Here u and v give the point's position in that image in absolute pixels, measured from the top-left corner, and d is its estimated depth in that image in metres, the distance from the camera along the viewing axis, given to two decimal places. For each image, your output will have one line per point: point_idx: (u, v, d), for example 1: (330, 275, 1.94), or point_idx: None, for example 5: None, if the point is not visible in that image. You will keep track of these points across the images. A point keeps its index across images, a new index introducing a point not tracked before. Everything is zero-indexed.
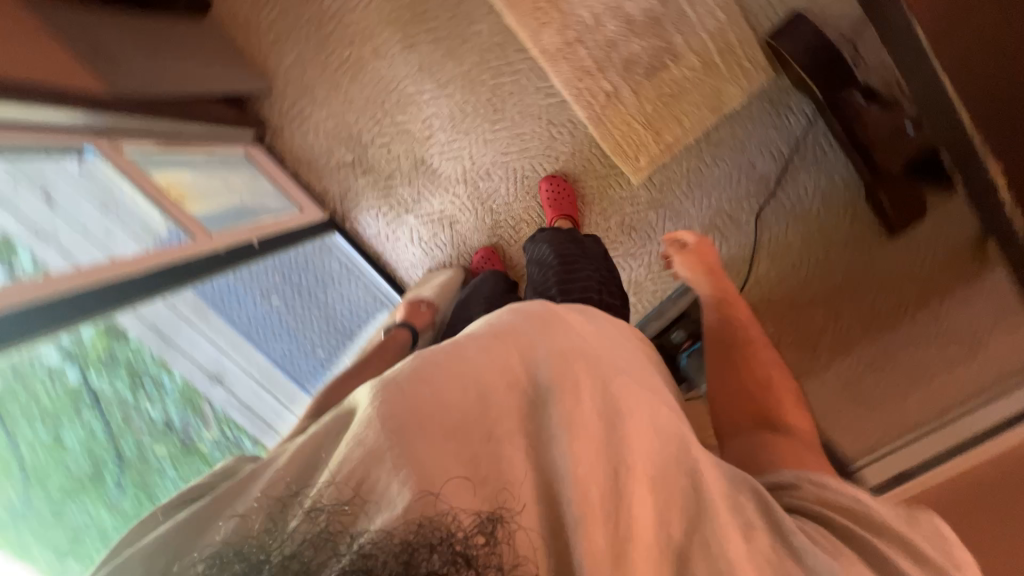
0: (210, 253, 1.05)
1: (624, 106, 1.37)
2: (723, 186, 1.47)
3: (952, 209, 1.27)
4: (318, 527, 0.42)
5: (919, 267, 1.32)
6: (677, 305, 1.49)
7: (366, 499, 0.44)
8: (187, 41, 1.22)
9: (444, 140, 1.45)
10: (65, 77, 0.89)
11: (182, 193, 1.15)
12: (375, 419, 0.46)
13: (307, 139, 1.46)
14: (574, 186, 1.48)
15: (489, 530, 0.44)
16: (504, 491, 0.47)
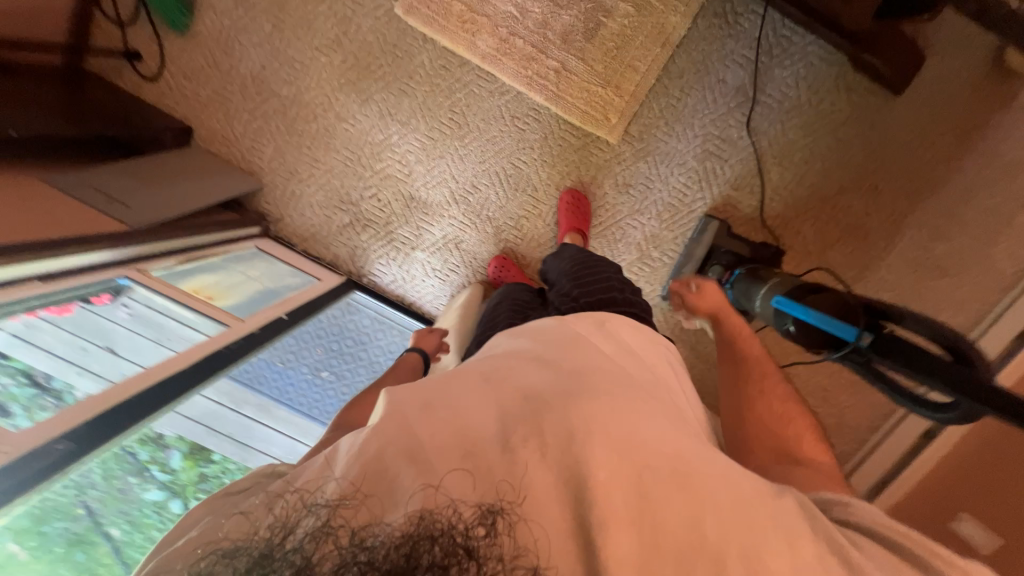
0: (244, 337, 1.11)
1: (577, 74, 1.39)
2: (702, 113, 1.43)
3: (940, 49, 1.33)
4: (321, 521, 0.49)
5: (930, 116, 1.37)
6: (703, 243, 1.46)
7: (367, 495, 0.51)
8: (179, 168, 1.37)
9: (425, 171, 1.51)
10: (80, 226, 1.02)
11: (210, 294, 1.23)
12: (405, 450, 0.54)
13: (305, 216, 1.56)
14: (559, 167, 1.49)
15: (489, 522, 0.49)
16: (503, 485, 0.52)
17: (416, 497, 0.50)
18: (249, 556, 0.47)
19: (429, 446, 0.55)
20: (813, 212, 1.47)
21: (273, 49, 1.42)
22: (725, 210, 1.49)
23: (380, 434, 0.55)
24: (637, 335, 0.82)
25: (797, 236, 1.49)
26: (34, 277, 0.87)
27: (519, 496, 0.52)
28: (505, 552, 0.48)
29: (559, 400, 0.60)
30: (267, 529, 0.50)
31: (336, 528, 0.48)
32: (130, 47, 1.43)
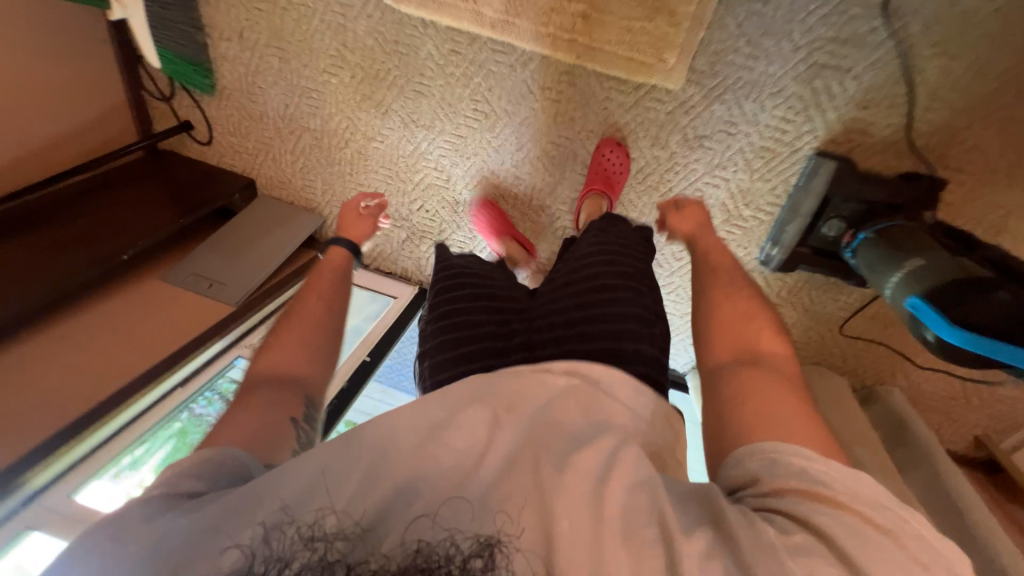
0: (337, 391, 1.24)
1: (610, 13, 1.10)
2: (803, 12, 1.01)
3: None
4: (316, 556, 0.50)
5: None
6: (820, 186, 1.11)
7: (365, 527, 0.53)
8: (252, 228, 1.50)
9: (462, 172, 1.40)
10: (187, 329, 1.21)
11: None
12: (399, 485, 0.56)
13: (368, 238, 1.61)
14: (610, 135, 1.22)
15: (486, 554, 0.51)
16: (502, 516, 0.54)
17: (413, 526, 0.53)
18: None
19: (435, 484, 0.56)
20: (1000, 114, 1.00)
21: (289, 84, 1.38)
22: (849, 139, 1.09)
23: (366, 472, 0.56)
24: (652, 405, 0.68)
25: (970, 152, 1.04)
26: (176, 386, 1.08)
27: (519, 528, 0.53)
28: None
29: (557, 453, 0.59)
30: (260, 561, 0.49)
31: (333, 563, 0.50)
32: (182, 119, 1.52)
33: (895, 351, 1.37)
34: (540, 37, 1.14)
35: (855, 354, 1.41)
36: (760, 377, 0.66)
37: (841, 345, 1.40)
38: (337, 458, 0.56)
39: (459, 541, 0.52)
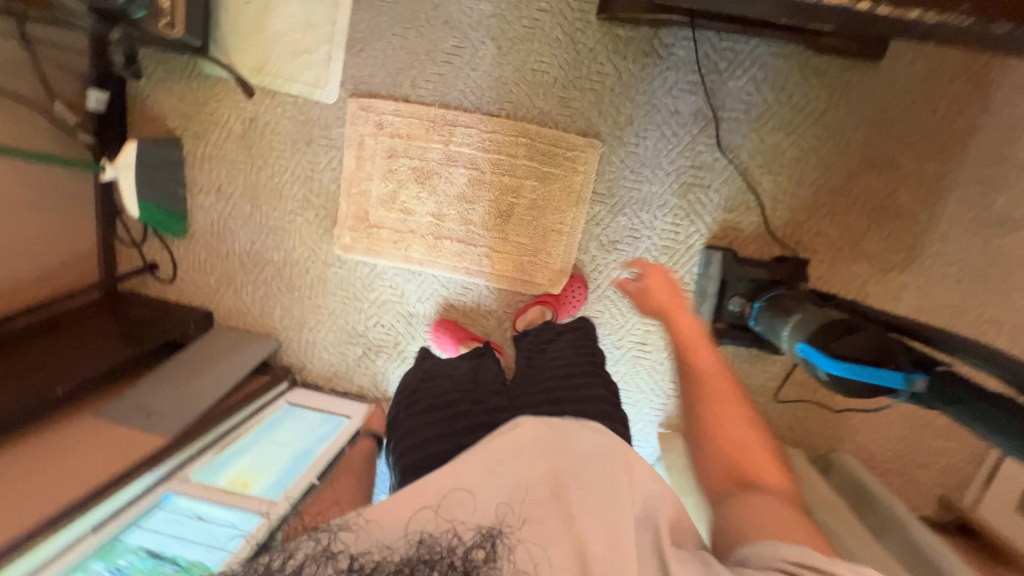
0: (280, 515, 1.15)
1: (524, 173, 1.40)
2: (665, 150, 1.34)
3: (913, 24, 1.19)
4: (322, 546, 0.65)
5: (921, 83, 1.23)
6: (712, 277, 1.34)
7: (367, 522, 0.67)
8: (196, 358, 1.50)
9: (415, 288, 1.55)
10: (111, 463, 1.13)
11: (246, 480, 1.28)
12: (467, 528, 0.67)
13: (323, 357, 1.64)
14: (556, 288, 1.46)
15: (488, 545, 0.65)
16: (503, 508, 0.69)
17: (418, 522, 0.68)
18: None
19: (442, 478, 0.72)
20: (825, 207, 1.32)
21: (257, 225, 1.57)
22: (726, 234, 1.37)
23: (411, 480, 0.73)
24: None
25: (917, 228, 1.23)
26: (88, 529, 1.00)
27: (519, 520, 0.68)
28: (504, 572, 0.63)
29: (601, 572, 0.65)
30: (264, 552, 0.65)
31: (337, 552, 0.64)
32: (148, 260, 1.62)
33: (831, 415, 1.46)
34: (476, 218, 1.44)
35: (798, 422, 1.47)
36: (766, 502, 0.71)
37: (783, 417, 1.48)
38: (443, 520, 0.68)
39: (463, 531, 0.67)
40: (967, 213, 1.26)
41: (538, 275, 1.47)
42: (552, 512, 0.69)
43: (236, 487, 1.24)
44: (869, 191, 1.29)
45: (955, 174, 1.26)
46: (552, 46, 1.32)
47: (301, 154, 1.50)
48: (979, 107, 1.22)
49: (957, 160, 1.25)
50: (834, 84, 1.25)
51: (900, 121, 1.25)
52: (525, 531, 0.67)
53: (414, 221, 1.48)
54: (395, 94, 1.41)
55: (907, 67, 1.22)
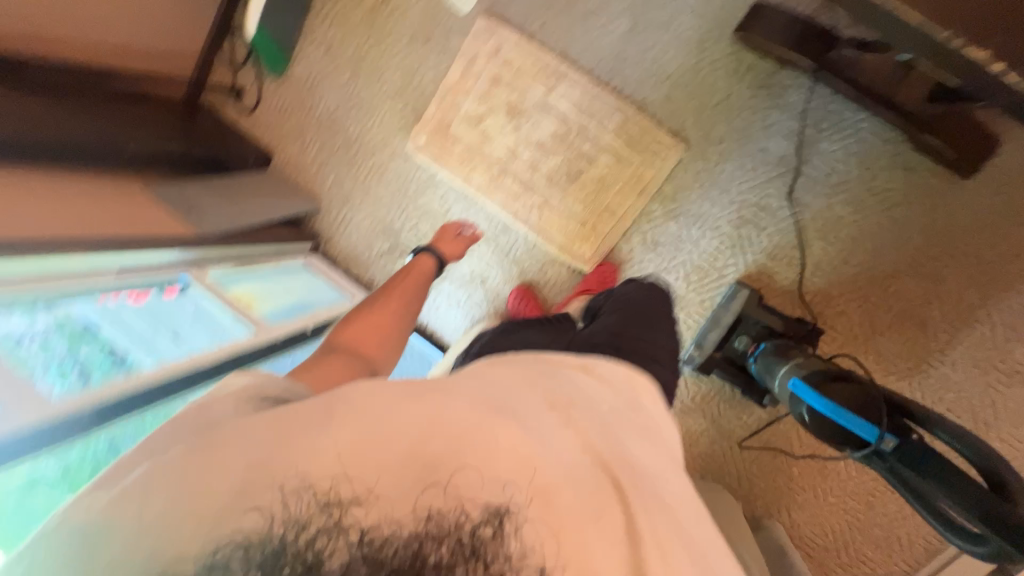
0: (271, 342, 1.28)
1: (606, 147, 1.45)
2: (739, 180, 1.40)
3: (1011, 158, 1.25)
4: (333, 519, 0.57)
5: (997, 216, 1.28)
6: (731, 311, 1.38)
7: (378, 496, 0.59)
8: (244, 184, 1.56)
9: (461, 210, 1.61)
10: (154, 227, 1.21)
11: (251, 300, 1.40)
12: (475, 502, 0.61)
13: (351, 238, 1.71)
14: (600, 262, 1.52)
15: (496, 523, 0.60)
16: (511, 488, 0.62)
17: (426, 494, 0.60)
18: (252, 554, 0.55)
19: (457, 438, 0.63)
20: (861, 291, 1.36)
21: (348, 95, 1.64)
22: (759, 279, 1.42)
23: (430, 418, 0.64)
24: None
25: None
26: (111, 270, 1.09)
27: (527, 500, 0.62)
28: (513, 550, 0.59)
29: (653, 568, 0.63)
30: (278, 523, 0.56)
31: (347, 526, 0.57)
32: (237, 84, 1.69)
33: (781, 484, 1.50)
34: (544, 170, 1.51)
35: (748, 478, 1.52)
36: None
37: (736, 468, 1.52)
38: (433, 489, 0.60)
39: (471, 510, 0.60)
40: (983, 350, 1.32)
41: (575, 245, 1.53)
42: (579, 506, 0.64)
43: (242, 301, 1.36)
44: (905, 295, 1.34)
45: (988, 311, 1.31)
46: (681, 44, 1.38)
47: (415, 47, 1.57)
48: None
49: (996, 298, 1.30)
50: (917, 184, 1.30)
51: (961, 242, 1.30)
52: (536, 518, 0.61)
53: (488, 149, 1.54)
54: (522, 29, 1.47)
55: (990, 196, 1.27)
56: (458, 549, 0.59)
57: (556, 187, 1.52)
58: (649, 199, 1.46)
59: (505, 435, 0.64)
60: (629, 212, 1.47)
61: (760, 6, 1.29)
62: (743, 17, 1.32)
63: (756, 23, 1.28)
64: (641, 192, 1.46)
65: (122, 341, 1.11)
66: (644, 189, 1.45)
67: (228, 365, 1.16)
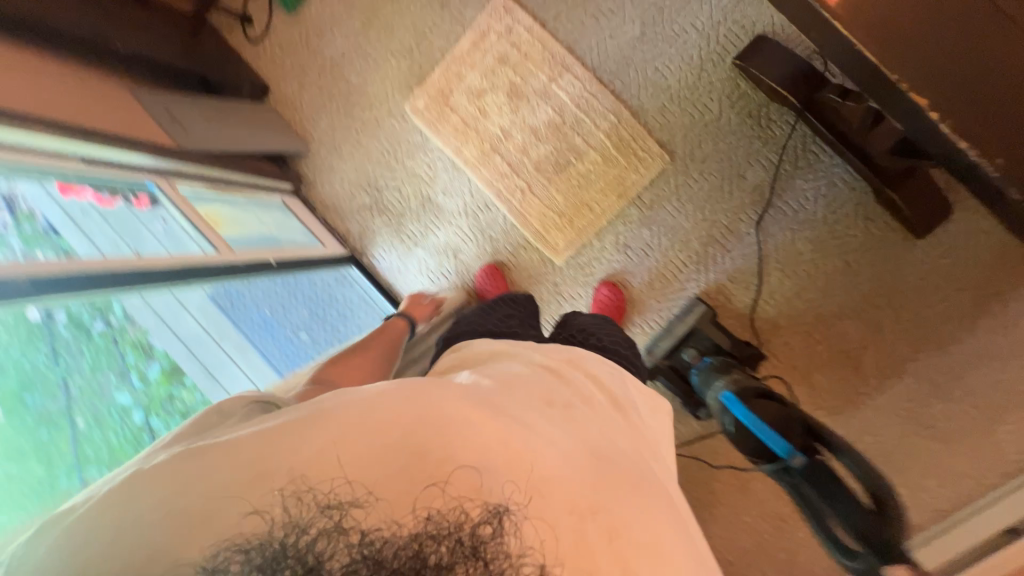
0: (229, 265, 1.27)
1: (596, 144, 1.49)
2: (715, 200, 1.45)
3: (961, 226, 1.33)
4: (333, 522, 0.55)
5: (940, 277, 1.36)
6: (685, 322, 1.43)
7: (377, 498, 0.58)
8: (233, 111, 1.55)
9: (447, 179, 1.63)
10: (127, 127, 1.18)
11: (219, 221, 1.38)
12: (473, 493, 0.59)
13: (333, 187, 1.71)
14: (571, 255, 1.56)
15: (496, 520, 0.58)
16: (509, 485, 0.61)
17: (426, 493, 0.59)
18: (262, 555, 0.53)
19: (441, 425, 0.63)
20: (806, 326, 1.44)
21: (356, 45, 1.64)
22: (717, 297, 1.47)
23: (424, 407, 0.64)
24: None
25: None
26: (76, 156, 1.06)
27: (523, 494, 0.62)
28: (512, 547, 0.57)
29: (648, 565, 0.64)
30: (279, 527, 0.55)
31: (347, 529, 0.55)
32: (246, 11, 1.67)
33: (702, 497, 1.56)
34: (533, 156, 1.54)
35: None
36: None
37: None
38: (434, 480, 0.59)
39: (471, 511, 0.58)
40: (906, 401, 1.40)
41: (550, 234, 1.56)
42: (577, 502, 0.64)
43: (209, 221, 1.34)
44: (845, 336, 1.42)
45: (916, 365, 1.40)
46: (684, 60, 1.42)
47: (431, 11, 1.58)
48: (969, 324, 1.36)
49: (925, 354, 1.39)
50: (874, 234, 1.38)
51: (903, 295, 1.38)
52: (538, 514, 0.61)
53: (483, 125, 1.56)
54: (537, 15, 1.50)
55: (937, 257, 1.36)
56: (458, 546, 0.55)
57: (542, 174, 1.55)
58: (627, 203, 1.50)
59: (495, 427, 0.65)
60: (606, 212, 1.52)
61: (762, 38, 1.35)
62: (745, 45, 1.37)
63: (755, 53, 1.33)
64: (620, 194, 1.50)
65: (85, 249, 1.00)
66: (625, 192, 1.50)
67: (183, 276, 1.15)
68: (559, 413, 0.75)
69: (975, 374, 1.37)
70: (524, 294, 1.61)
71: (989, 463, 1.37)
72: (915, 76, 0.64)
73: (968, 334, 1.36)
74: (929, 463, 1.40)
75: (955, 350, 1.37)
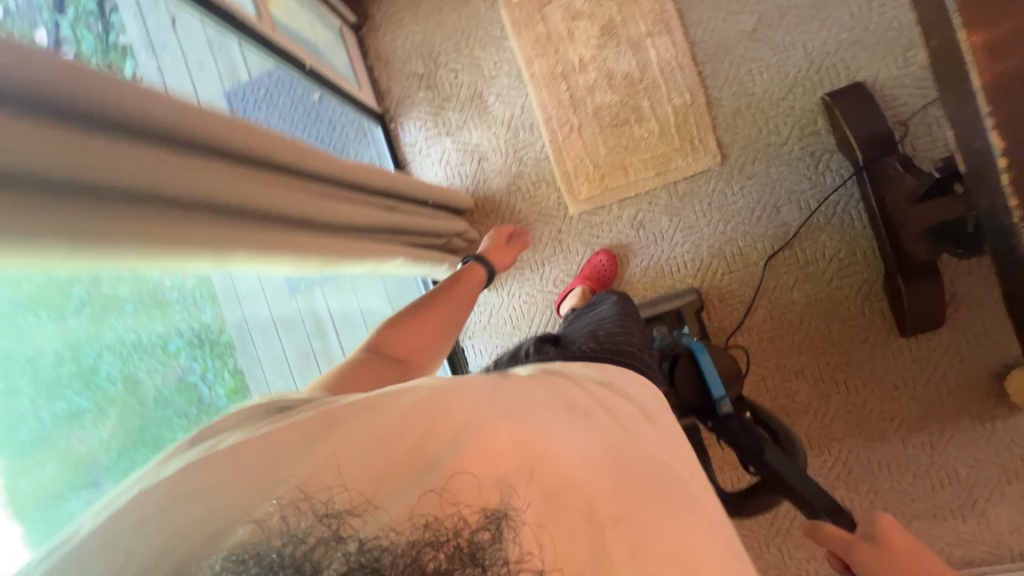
0: (264, 36, 1.23)
1: (660, 116, 1.46)
2: (741, 219, 1.45)
3: (942, 341, 1.37)
4: (331, 530, 0.44)
5: (902, 379, 1.40)
6: (671, 304, 1.43)
7: (377, 507, 0.47)
8: None
9: (505, 84, 1.57)
10: None
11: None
12: (473, 490, 0.47)
13: (394, 43, 1.64)
14: (587, 210, 1.54)
15: (494, 525, 0.46)
16: (509, 486, 0.49)
17: (422, 499, 0.47)
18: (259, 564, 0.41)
19: (433, 415, 0.53)
20: (764, 371, 1.46)
21: None
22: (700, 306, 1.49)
23: (394, 400, 0.57)
24: None
25: None
26: None
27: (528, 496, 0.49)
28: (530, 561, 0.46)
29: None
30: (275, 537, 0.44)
31: (344, 538, 0.44)
32: None
33: None
34: (596, 100, 1.50)
35: None
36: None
37: None
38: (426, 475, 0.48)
39: (466, 512, 0.46)
40: (818, 477, 1.45)
41: (577, 182, 1.54)
42: (599, 513, 0.51)
43: None
44: (794, 396, 1.45)
45: (843, 449, 1.44)
46: (779, 76, 1.40)
47: None
48: (905, 432, 1.41)
49: (855, 442, 1.43)
50: (865, 314, 1.40)
51: (862, 381, 1.42)
52: (549, 511, 0.49)
53: (565, 49, 1.51)
54: None
55: (908, 360, 1.39)
56: (460, 557, 0.43)
57: (597, 122, 1.50)
58: (661, 185, 1.48)
59: (500, 422, 0.53)
60: (638, 185, 1.50)
61: (860, 86, 1.32)
62: (840, 86, 1.35)
63: (847, 96, 1.31)
64: (660, 174, 1.48)
65: None
66: (665, 174, 1.48)
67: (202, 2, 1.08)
68: (578, 418, 0.62)
69: (889, 478, 1.42)
70: (526, 227, 1.59)
71: None
72: (1008, 119, 0.62)
73: (900, 441, 1.41)
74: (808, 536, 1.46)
75: (881, 450, 1.42)
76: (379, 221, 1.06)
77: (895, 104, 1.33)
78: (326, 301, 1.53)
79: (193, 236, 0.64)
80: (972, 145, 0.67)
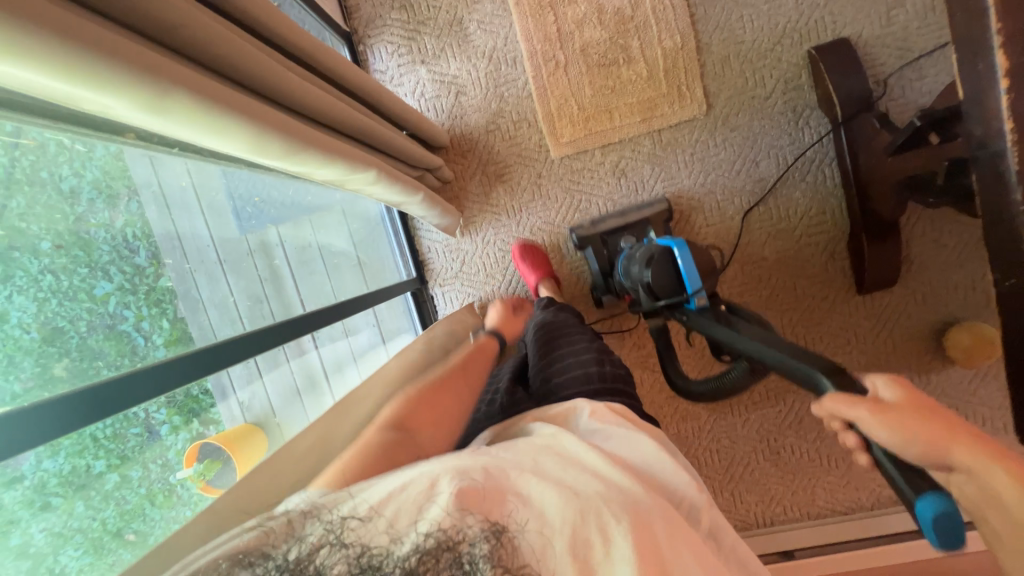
0: None
1: (650, 59, 1.40)
2: (721, 172, 1.44)
3: (894, 300, 1.45)
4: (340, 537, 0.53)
5: (856, 335, 1.47)
6: (641, 212, 1.40)
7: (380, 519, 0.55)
8: None
9: (489, 10, 1.45)
10: None
11: None
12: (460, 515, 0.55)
13: None
14: (569, 154, 1.48)
15: (482, 539, 0.54)
16: (494, 508, 0.57)
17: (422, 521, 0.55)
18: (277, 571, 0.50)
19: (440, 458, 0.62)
20: None
21: None
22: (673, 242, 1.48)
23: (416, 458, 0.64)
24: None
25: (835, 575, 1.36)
26: None
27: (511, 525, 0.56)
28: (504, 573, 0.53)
29: None
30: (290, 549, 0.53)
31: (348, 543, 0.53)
32: None
33: None
34: (586, 37, 1.41)
35: None
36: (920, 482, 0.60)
37: None
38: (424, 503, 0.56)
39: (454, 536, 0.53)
40: (772, 425, 1.53)
41: (560, 124, 1.46)
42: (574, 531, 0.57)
43: None
44: None
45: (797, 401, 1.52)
46: (769, 27, 1.37)
47: None
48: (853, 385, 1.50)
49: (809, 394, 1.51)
50: (828, 272, 1.45)
51: (820, 336, 1.48)
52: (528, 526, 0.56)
53: None
54: None
55: (863, 317, 1.47)
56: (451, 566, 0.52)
57: (584, 61, 1.42)
58: (646, 133, 1.44)
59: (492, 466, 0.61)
60: (623, 131, 1.45)
61: (846, 42, 1.32)
62: (826, 41, 1.35)
63: (833, 51, 1.31)
64: (645, 120, 1.43)
65: None
66: (650, 121, 1.43)
67: None
68: (560, 446, 0.68)
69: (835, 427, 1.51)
70: (504, 169, 1.51)
71: (800, 501, 1.53)
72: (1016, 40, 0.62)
73: None
74: (755, 481, 1.55)
75: None
76: (351, 124, 0.96)
77: (876, 65, 1.34)
78: (280, 228, 1.41)
79: (135, 52, 0.50)
80: (976, 71, 0.66)
